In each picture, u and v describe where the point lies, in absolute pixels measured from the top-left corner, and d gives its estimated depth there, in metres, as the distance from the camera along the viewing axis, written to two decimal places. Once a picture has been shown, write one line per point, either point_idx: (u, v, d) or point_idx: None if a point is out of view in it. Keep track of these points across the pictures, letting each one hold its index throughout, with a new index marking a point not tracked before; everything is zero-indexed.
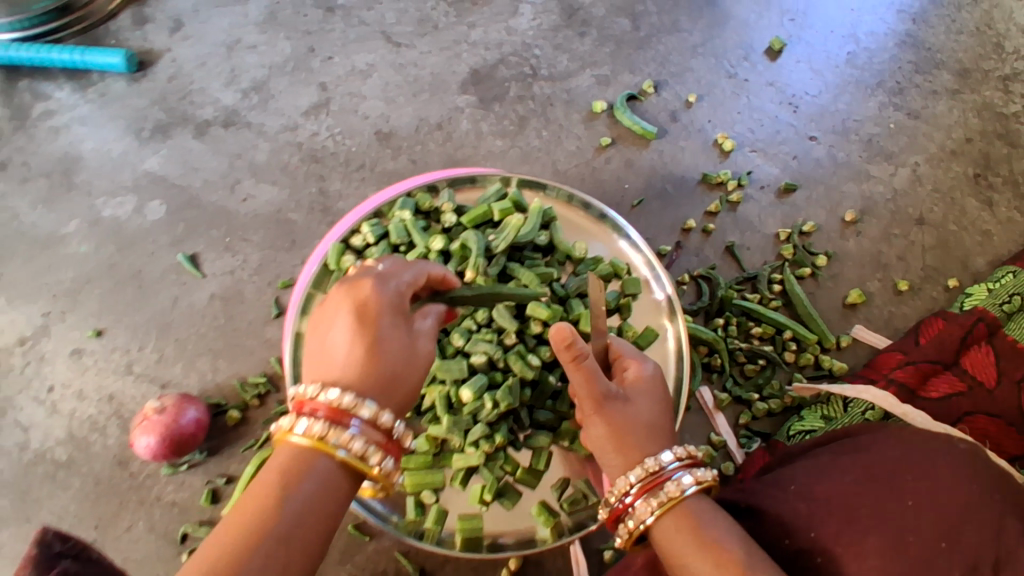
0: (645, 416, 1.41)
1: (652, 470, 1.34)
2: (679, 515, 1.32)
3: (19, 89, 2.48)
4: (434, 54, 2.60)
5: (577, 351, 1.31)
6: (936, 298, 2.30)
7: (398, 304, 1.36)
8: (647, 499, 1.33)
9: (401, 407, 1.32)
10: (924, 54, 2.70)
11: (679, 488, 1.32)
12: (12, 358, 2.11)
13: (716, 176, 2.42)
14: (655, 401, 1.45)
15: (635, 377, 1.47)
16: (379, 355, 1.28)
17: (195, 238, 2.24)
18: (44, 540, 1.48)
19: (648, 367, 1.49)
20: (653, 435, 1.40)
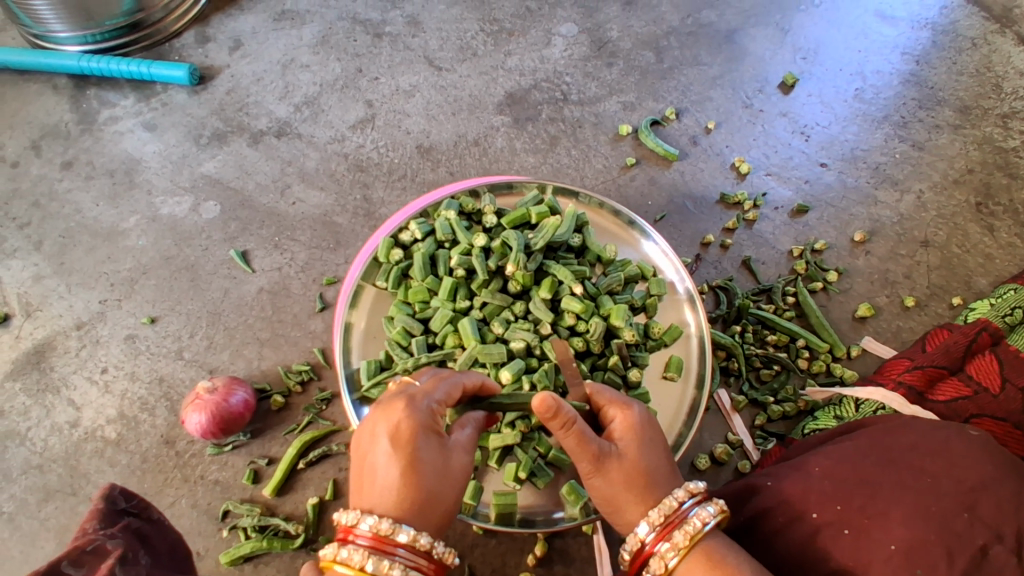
0: (638, 465, 1.41)
1: (672, 509, 1.37)
2: (703, 551, 1.33)
3: (87, 97, 2.75)
4: (472, 78, 2.86)
5: (563, 418, 1.32)
6: (942, 313, 2.42)
7: (435, 426, 1.36)
8: (670, 538, 1.35)
9: (440, 525, 1.32)
10: (927, 91, 2.89)
11: (700, 522, 1.35)
12: (70, 340, 2.26)
13: (734, 196, 2.58)
14: (648, 449, 1.44)
15: (623, 427, 1.45)
16: (415, 479, 1.28)
17: (247, 236, 2.44)
18: (111, 496, 1.66)
19: (633, 413, 1.46)
20: (651, 484, 1.41)
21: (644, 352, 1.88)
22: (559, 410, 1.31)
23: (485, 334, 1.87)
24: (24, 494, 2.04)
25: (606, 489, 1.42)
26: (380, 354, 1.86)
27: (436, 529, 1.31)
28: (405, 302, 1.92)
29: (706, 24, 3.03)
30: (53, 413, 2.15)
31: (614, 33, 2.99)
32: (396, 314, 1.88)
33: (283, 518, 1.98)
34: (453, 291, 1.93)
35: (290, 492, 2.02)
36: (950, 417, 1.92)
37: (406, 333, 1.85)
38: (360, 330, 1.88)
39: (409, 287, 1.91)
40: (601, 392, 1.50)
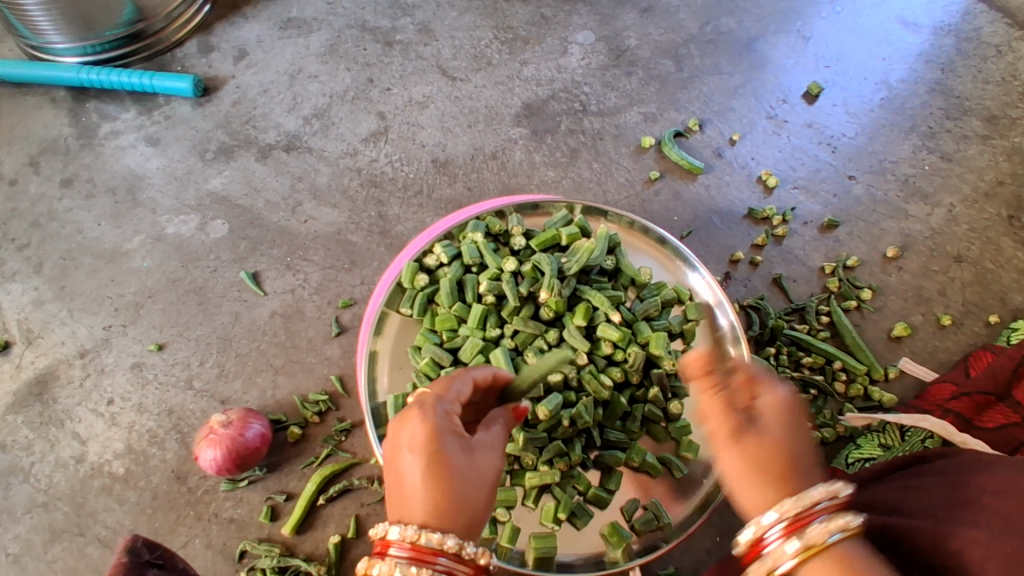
0: (779, 445, 1.18)
1: (797, 508, 1.13)
2: (825, 562, 1.09)
3: (87, 110, 2.64)
4: (488, 88, 2.75)
5: (718, 374, 1.25)
6: (978, 332, 2.36)
7: (453, 422, 1.29)
8: (789, 542, 1.11)
9: (476, 527, 1.21)
10: (954, 100, 2.81)
11: (826, 534, 1.10)
12: (73, 369, 2.15)
13: (762, 211, 2.49)
14: (798, 429, 1.20)
15: (774, 404, 1.21)
16: (439, 480, 1.20)
17: (257, 257, 2.33)
18: (133, 548, 1.61)
19: (785, 393, 1.23)
20: (795, 471, 1.17)
21: (683, 381, 1.81)
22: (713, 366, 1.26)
23: (518, 365, 1.78)
24: (30, 534, 1.93)
25: (736, 472, 1.20)
26: (407, 386, 1.76)
27: (472, 532, 1.21)
28: (432, 330, 1.83)
29: (725, 31, 2.92)
30: (57, 447, 2.04)
31: (632, 41, 2.88)
32: (424, 343, 1.79)
33: (303, 558, 1.89)
34: (482, 319, 1.85)
35: (309, 529, 1.92)
36: (997, 446, 1.88)
37: (435, 364, 1.75)
38: (385, 356, 1.79)
39: (436, 314, 1.83)
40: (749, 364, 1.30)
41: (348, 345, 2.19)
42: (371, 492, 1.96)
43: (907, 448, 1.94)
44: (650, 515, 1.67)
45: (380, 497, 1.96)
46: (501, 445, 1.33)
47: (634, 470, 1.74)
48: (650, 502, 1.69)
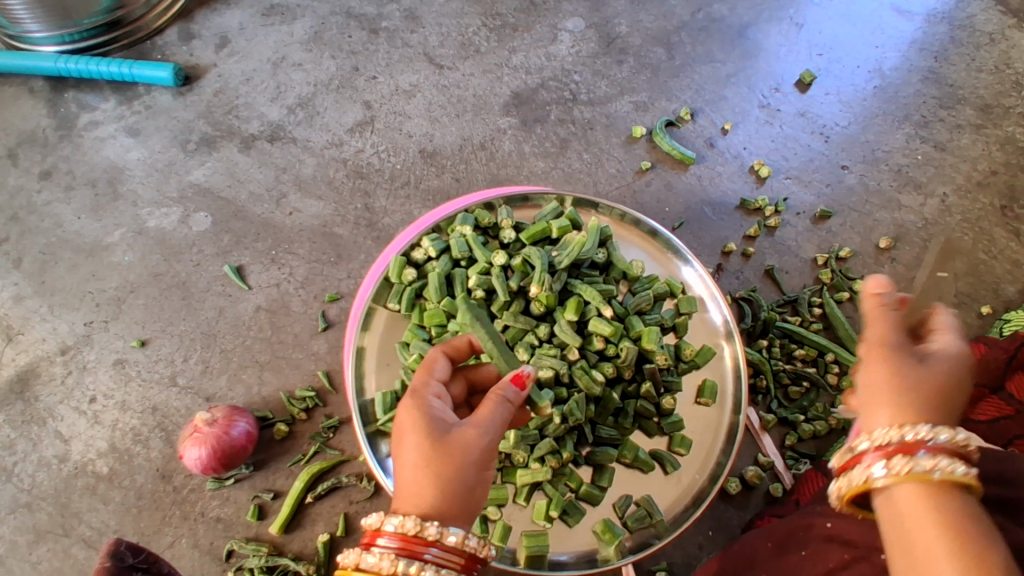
0: (923, 375, 1.06)
1: (914, 431, 1.00)
2: (921, 494, 0.96)
3: (64, 99, 2.56)
4: (476, 77, 2.69)
5: (890, 307, 1.13)
6: (970, 323, 2.36)
7: (428, 402, 1.28)
8: (889, 461, 0.99)
9: (454, 508, 1.18)
10: (947, 89, 2.78)
11: (937, 464, 0.96)
12: (54, 366, 2.09)
13: (755, 202, 2.47)
14: (941, 369, 1.07)
15: (941, 347, 1.11)
16: (418, 471, 1.18)
17: (242, 250, 2.28)
18: (116, 553, 1.58)
19: (954, 343, 1.12)
20: (935, 406, 1.04)
21: (676, 376, 1.78)
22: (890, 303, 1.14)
23: None
24: (12, 536, 1.89)
25: (867, 382, 1.09)
26: (396, 383, 1.72)
27: (450, 513, 1.17)
28: (421, 326, 1.80)
29: (718, 18, 2.87)
30: (38, 446, 1.99)
31: (623, 28, 2.83)
32: (412, 340, 1.75)
33: (292, 557, 1.86)
34: None
35: (298, 528, 1.89)
36: (992, 440, 1.87)
37: (423, 360, 1.72)
38: (373, 352, 1.74)
39: (425, 309, 1.80)
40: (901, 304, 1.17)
41: (335, 341, 2.15)
42: (361, 490, 1.93)
43: None
44: (643, 511, 1.64)
45: (370, 495, 1.93)
46: (487, 413, 1.24)
47: (627, 465, 1.71)
48: (642, 498, 1.66)
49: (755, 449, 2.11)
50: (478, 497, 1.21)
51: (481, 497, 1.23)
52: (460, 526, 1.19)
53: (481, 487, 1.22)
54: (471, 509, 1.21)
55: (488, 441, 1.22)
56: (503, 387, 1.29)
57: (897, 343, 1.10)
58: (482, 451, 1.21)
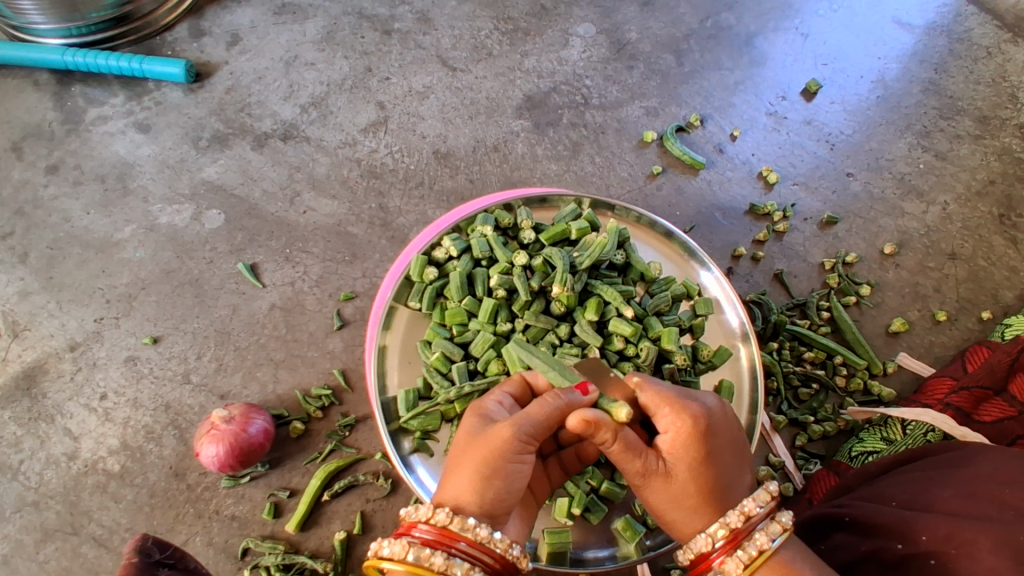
0: (689, 480, 1.30)
1: (733, 526, 1.27)
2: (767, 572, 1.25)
3: (72, 94, 2.54)
4: (489, 80, 2.71)
5: (604, 434, 1.26)
6: (971, 328, 2.41)
7: (484, 403, 1.37)
8: (728, 559, 1.26)
9: (471, 498, 1.23)
10: (947, 100, 2.83)
11: (760, 546, 1.25)
12: (63, 363, 2.07)
13: (764, 207, 2.50)
14: (707, 463, 1.30)
15: (673, 442, 1.30)
16: (453, 466, 1.28)
17: (255, 248, 2.27)
18: (144, 549, 1.58)
19: (685, 422, 1.30)
20: (713, 498, 1.30)
21: (695, 376, 1.80)
22: (596, 426, 1.25)
23: None
24: (20, 534, 1.86)
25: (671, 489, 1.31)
26: (417, 381, 1.73)
27: (467, 502, 1.23)
28: (442, 324, 1.81)
29: (725, 27, 2.90)
30: (47, 444, 1.96)
31: (633, 35, 2.86)
32: (433, 338, 1.77)
33: (308, 555, 1.85)
34: (493, 313, 1.81)
35: (314, 526, 1.88)
36: (995, 439, 1.87)
37: (446, 359, 1.75)
38: (395, 351, 1.76)
39: (446, 309, 1.80)
40: (652, 389, 1.33)
41: (350, 339, 2.15)
42: (377, 488, 1.93)
43: (908, 441, 1.92)
44: None
45: (386, 493, 1.92)
46: (526, 411, 1.27)
47: None
48: None
49: (767, 449, 2.13)
50: (501, 493, 1.24)
51: (506, 494, 1.25)
52: (476, 517, 1.22)
53: (506, 484, 1.24)
54: (493, 504, 1.23)
55: (521, 436, 1.25)
56: (557, 392, 1.32)
57: (638, 450, 1.30)
58: (511, 444, 1.23)
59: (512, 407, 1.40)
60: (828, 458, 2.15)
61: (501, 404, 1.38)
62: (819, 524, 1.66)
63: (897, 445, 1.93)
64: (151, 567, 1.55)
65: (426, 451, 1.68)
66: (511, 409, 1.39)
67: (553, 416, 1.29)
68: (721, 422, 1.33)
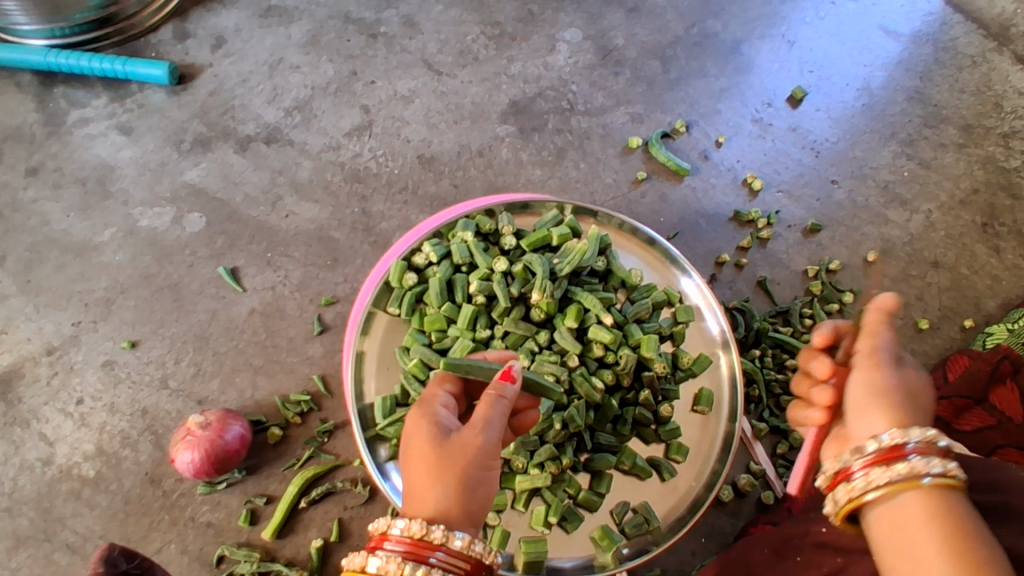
0: (900, 388, 1.17)
1: (899, 438, 1.07)
2: (919, 501, 1.03)
3: (54, 95, 2.52)
4: (474, 84, 2.70)
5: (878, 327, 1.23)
6: (953, 337, 2.42)
7: (432, 413, 1.32)
8: (877, 468, 1.07)
9: (458, 511, 1.20)
10: (931, 109, 2.85)
11: (917, 468, 1.04)
12: (39, 367, 2.05)
13: (747, 214, 2.51)
14: (904, 379, 1.19)
15: (884, 351, 1.21)
16: (427, 478, 1.22)
17: (236, 252, 2.26)
18: (110, 558, 1.52)
19: (886, 338, 1.22)
20: (906, 414, 1.14)
21: (674, 384, 1.80)
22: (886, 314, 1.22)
23: None
24: None
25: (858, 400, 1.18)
26: (395, 388, 1.73)
27: (455, 517, 1.19)
28: (421, 330, 1.79)
29: (712, 34, 2.90)
30: (21, 450, 1.94)
31: (619, 41, 2.86)
32: (412, 344, 1.75)
33: (284, 563, 1.83)
34: (473, 320, 1.81)
35: (291, 534, 1.86)
36: (973, 449, 1.89)
37: (424, 365, 1.72)
38: (373, 357, 1.75)
39: (425, 315, 1.79)
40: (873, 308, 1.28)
41: (330, 345, 2.14)
42: (355, 495, 1.91)
43: None
44: (640, 518, 1.65)
45: (364, 500, 1.91)
46: (484, 416, 1.28)
47: (625, 472, 1.72)
48: (640, 505, 1.67)
49: (748, 457, 2.13)
50: (482, 500, 1.24)
51: (485, 500, 1.25)
52: (466, 530, 1.20)
53: (485, 491, 1.25)
54: (477, 512, 1.23)
55: (489, 443, 1.26)
56: (497, 386, 1.31)
57: (887, 348, 1.22)
58: (483, 453, 1.24)
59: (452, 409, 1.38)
60: None
61: (446, 410, 1.36)
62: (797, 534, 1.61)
63: None
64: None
65: None
66: (453, 412, 1.37)
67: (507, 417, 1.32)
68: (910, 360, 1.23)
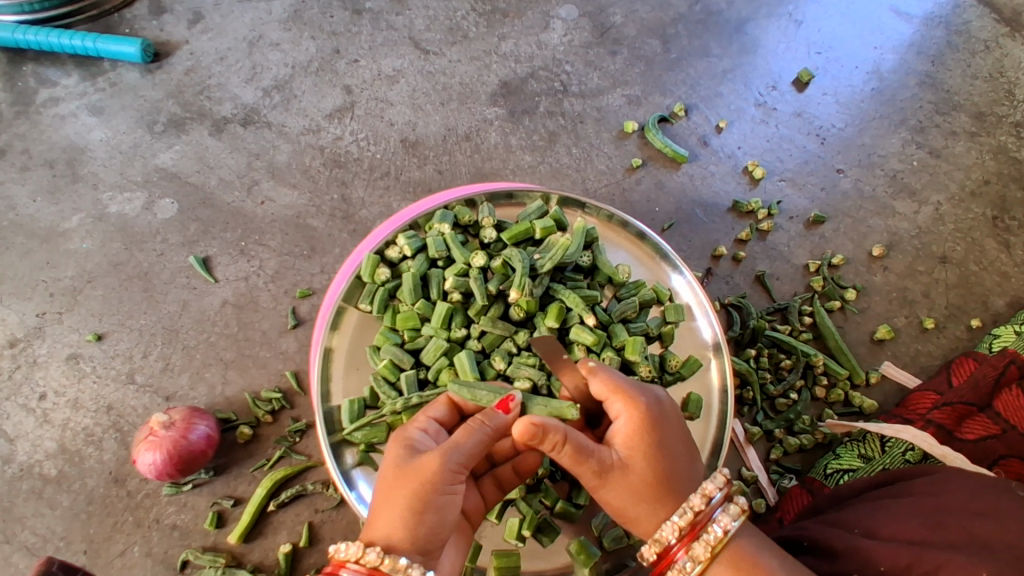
0: (649, 471, 1.23)
1: (696, 511, 1.21)
2: (728, 560, 1.20)
3: (23, 73, 2.40)
4: (463, 64, 2.56)
5: (554, 440, 1.17)
6: (959, 336, 2.31)
7: (408, 432, 1.28)
8: (690, 549, 1.20)
9: (404, 535, 1.14)
10: (942, 95, 2.69)
11: (722, 530, 1.20)
12: (2, 360, 1.99)
13: (747, 204, 2.38)
14: (662, 448, 1.25)
15: (628, 431, 1.24)
16: (383, 498, 1.18)
17: (209, 240, 2.16)
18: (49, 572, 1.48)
19: (639, 411, 1.25)
20: (664, 491, 1.23)
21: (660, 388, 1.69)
22: (543, 434, 1.16)
23: (485, 369, 1.67)
24: None
25: (625, 492, 1.23)
26: (364, 390, 1.63)
27: (400, 542, 1.14)
28: (394, 329, 1.70)
29: (715, 12, 2.74)
30: None
31: (617, 18, 2.70)
32: (383, 343, 1.66)
33: (251, 569, 1.79)
34: (448, 318, 1.70)
35: (259, 537, 1.82)
36: (976, 459, 1.79)
37: (395, 367, 1.64)
38: (342, 355, 1.63)
39: (398, 312, 1.69)
40: (604, 378, 1.28)
41: (305, 339, 2.06)
42: (326, 498, 1.85)
43: (886, 460, 1.82)
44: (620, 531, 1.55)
45: (336, 504, 1.85)
46: (455, 439, 1.21)
47: None
48: None
49: (739, 462, 2.05)
50: (435, 527, 1.17)
51: (440, 529, 1.17)
52: (410, 557, 1.14)
53: (439, 518, 1.17)
54: (427, 541, 1.16)
55: (450, 466, 1.18)
56: (484, 415, 1.26)
57: (649, 424, 1.25)
58: (441, 476, 1.17)
59: (438, 434, 1.32)
60: (804, 472, 2.05)
61: (427, 433, 1.30)
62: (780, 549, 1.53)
63: (874, 463, 1.84)
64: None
65: (371, 465, 1.56)
66: (437, 436, 1.31)
67: (482, 444, 1.23)
68: (671, 415, 1.30)
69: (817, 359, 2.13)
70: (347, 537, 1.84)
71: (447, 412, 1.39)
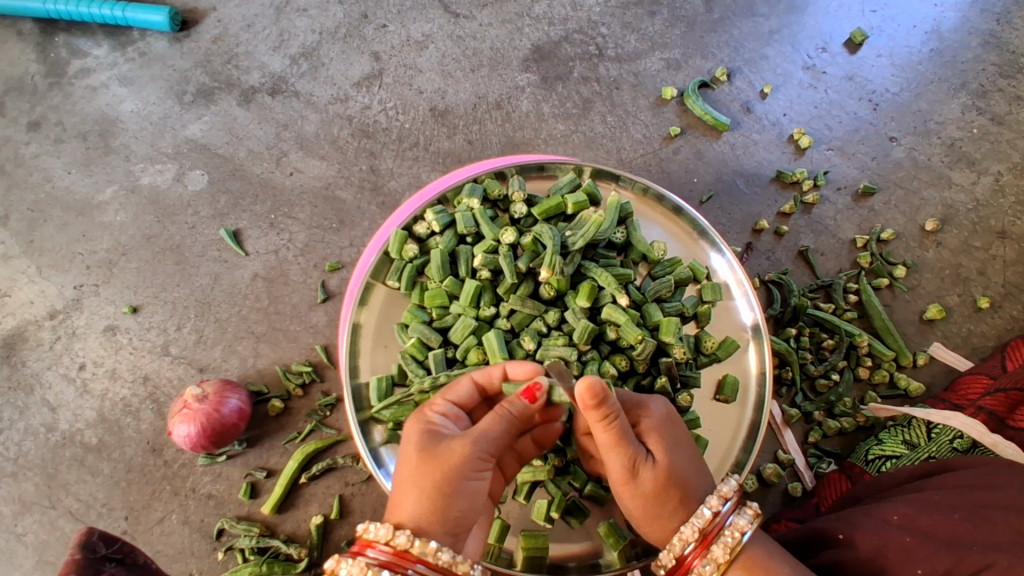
0: (673, 466, 1.20)
1: (713, 513, 1.17)
2: (743, 564, 1.16)
3: (56, 44, 2.36)
4: (495, 27, 2.43)
5: (605, 411, 1.11)
6: (1017, 316, 2.18)
7: (430, 416, 1.25)
8: (707, 554, 1.15)
9: (432, 517, 1.12)
10: (1009, 56, 2.47)
11: (739, 534, 1.16)
12: (43, 332, 2.05)
13: (792, 175, 2.27)
14: (677, 445, 1.23)
15: (654, 424, 1.23)
16: (412, 483, 1.15)
17: (239, 214, 2.15)
18: (89, 541, 1.50)
19: (654, 415, 1.25)
20: (685, 494, 1.19)
21: (695, 371, 1.63)
22: (604, 397, 1.09)
23: (514, 350, 1.63)
24: None
25: (654, 486, 1.18)
26: (392, 367, 1.60)
27: (428, 524, 1.12)
28: (421, 306, 1.66)
29: None
30: (26, 415, 1.98)
31: None
32: (411, 321, 1.62)
33: (283, 539, 1.87)
34: (476, 296, 1.66)
35: (290, 509, 1.89)
36: None
37: (422, 345, 1.61)
38: (369, 331, 1.60)
39: (425, 290, 1.65)
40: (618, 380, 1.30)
41: (334, 313, 2.06)
42: (356, 471, 1.91)
43: (932, 447, 1.70)
44: None
45: (365, 477, 1.91)
46: (483, 426, 1.19)
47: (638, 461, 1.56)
48: None
49: (775, 444, 2.03)
50: (464, 510, 1.15)
51: (468, 512, 1.17)
52: (439, 539, 1.12)
53: (469, 502, 1.16)
54: (456, 523, 1.15)
55: (477, 453, 1.17)
56: (508, 401, 1.22)
57: (670, 424, 1.25)
58: (467, 462, 1.15)
59: (460, 419, 1.28)
60: (844, 457, 2.02)
61: (456, 421, 1.27)
62: (809, 543, 1.44)
63: (919, 451, 1.73)
64: (95, 562, 1.46)
65: (399, 443, 1.55)
66: (458, 421, 1.27)
67: (507, 432, 1.21)
68: (677, 415, 1.29)
69: (861, 339, 2.04)
70: (375, 511, 1.90)
71: (473, 394, 1.33)
